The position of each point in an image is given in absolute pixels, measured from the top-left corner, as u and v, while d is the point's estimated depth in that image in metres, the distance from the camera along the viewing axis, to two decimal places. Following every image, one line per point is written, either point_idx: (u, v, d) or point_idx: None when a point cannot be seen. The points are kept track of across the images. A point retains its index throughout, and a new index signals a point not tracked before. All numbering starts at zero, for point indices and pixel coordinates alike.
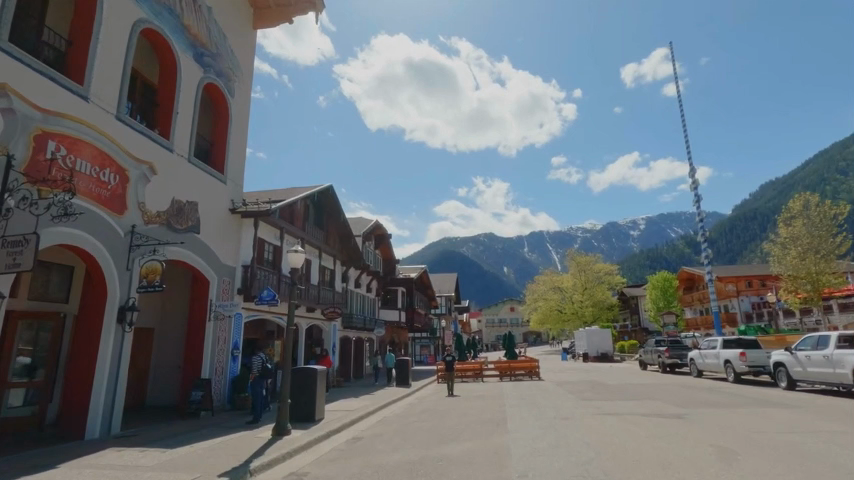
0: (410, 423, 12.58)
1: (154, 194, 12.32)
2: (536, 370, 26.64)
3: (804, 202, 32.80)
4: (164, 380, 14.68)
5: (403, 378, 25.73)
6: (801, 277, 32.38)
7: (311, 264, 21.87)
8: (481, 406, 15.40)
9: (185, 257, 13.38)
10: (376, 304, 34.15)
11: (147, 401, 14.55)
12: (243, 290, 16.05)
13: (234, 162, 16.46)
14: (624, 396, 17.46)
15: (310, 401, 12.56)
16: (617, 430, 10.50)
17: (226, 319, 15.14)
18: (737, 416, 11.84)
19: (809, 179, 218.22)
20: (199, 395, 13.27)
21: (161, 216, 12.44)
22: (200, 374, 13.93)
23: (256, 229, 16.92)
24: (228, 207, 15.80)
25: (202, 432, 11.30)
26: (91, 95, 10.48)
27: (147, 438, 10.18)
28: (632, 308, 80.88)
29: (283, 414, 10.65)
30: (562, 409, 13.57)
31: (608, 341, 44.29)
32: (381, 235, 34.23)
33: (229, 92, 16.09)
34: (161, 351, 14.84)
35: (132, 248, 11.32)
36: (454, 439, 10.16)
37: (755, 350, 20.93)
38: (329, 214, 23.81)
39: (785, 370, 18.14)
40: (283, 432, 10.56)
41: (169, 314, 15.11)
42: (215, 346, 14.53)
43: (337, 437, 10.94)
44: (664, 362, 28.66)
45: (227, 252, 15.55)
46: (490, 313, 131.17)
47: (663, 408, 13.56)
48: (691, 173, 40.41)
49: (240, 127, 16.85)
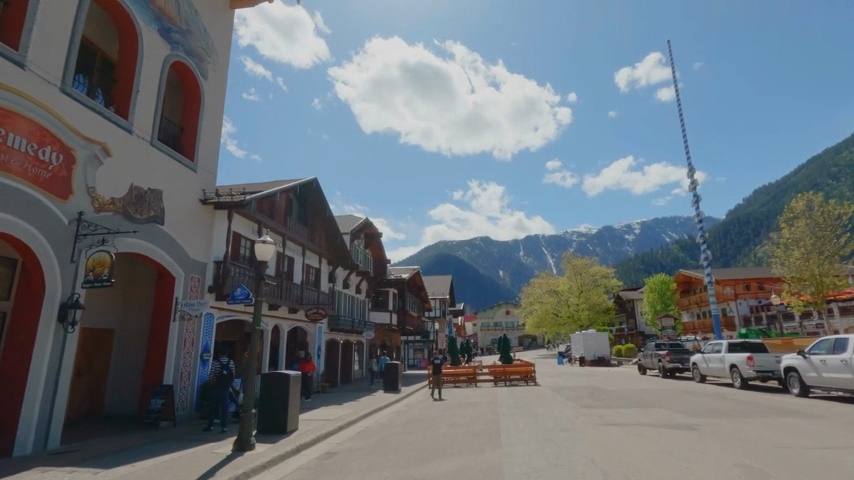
0: (392, 435, 11.31)
1: (107, 179, 11.02)
2: (533, 375, 25.38)
3: (807, 202, 31.88)
4: (123, 387, 13.31)
5: (392, 384, 24.36)
6: (804, 279, 31.35)
7: (293, 261, 20.62)
8: (473, 414, 14.17)
9: (145, 249, 12.05)
10: (365, 306, 32.80)
11: (105, 411, 13.16)
12: (214, 288, 14.73)
13: (207, 150, 15.16)
14: (626, 403, 16.22)
15: (282, 408, 11.24)
16: (624, 445, 9.30)
17: (195, 319, 13.81)
18: (754, 428, 10.63)
19: (802, 183, 219.03)
20: (159, 403, 11.99)
21: (117, 204, 11.17)
22: (163, 381, 12.60)
23: (230, 223, 15.60)
24: (199, 197, 14.49)
25: (155, 445, 10.00)
26: (28, 62, 9.24)
27: (89, 455, 8.89)
28: (629, 311, 79.95)
29: (246, 426, 9.32)
30: (561, 419, 12.38)
31: (604, 344, 43.15)
32: (371, 234, 33.05)
33: (201, 73, 14.82)
34: (121, 355, 13.48)
35: (78, 238, 10.03)
36: (440, 455, 8.94)
37: (763, 354, 19.77)
38: (314, 208, 22.53)
39: (796, 376, 16.99)
40: (246, 447, 9.23)
41: (130, 313, 13.78)
42: (181, 349, 13.21)
43: (308, 453, 9.65)
44: (665, 367, 27.49)
45: (197, 246, 14.24)
46: (485, 317, 129.95)
47: (672, 418, 12.39)
48: (690, 173, 39.44)
49: (214, 112, 15.56)
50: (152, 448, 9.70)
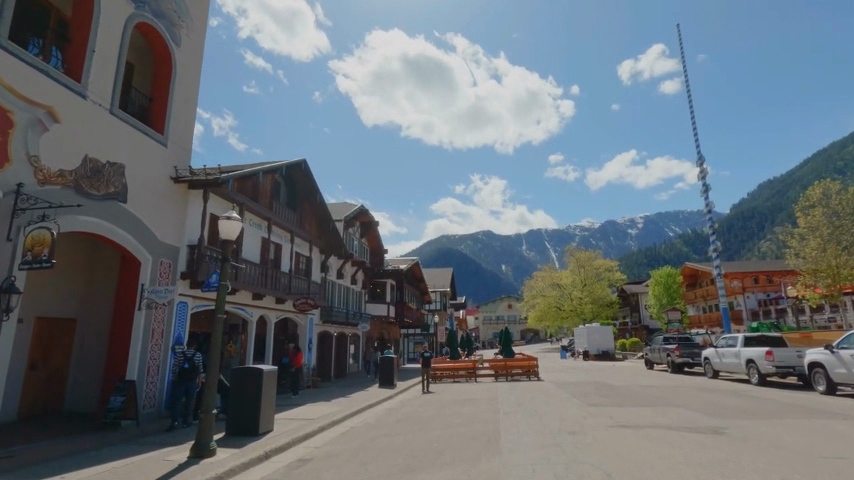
0: (377, 438, 10.03)
1: (54, 148, 9.72)
2: (535, 370, 24.16)
3: (824, 190, 30.42)
4: (87, 382, 12.10)
5: (388, 377, 23.18)
6: (820, 271, 29.68)
7: (280, 249, 19.29)
8: (471, 413, 12.98)
9: (102, 229, 10.74)
10: (361, 297, 31.60)
11: (66, 407, 11.98)
12: (188, 274, 13.43)
13: (180, 123, 13.80)
14: (636, 400, 15.00)
15: (252, 410, 9.97)
16: (643, 453, 7.99)
17: (165, 307, 12.54)
18: (790, 433, 9.27)
19: (807, 177, 216.63)
20: (119, 401, 10.74)
21: (66, 177, 9.89)
22: (126, 376, 11.34)
23: (206, 204, 14.28)
24: (170, 174, 13.18)
25: (104, 452, 8.74)
26: None
27: (18, 464, 7.66)
28: (632, 305, 78.53)
29: (206, 430, 8.06)
30: (568, 419, 11.13)
31: (608, 338, 41.86)
32: (367, 223, 31.75)
33: (173, 38, 13.46)
34: (85, 345, 12.29)
35: (15, 213, 8.75)
36: (430, 464, 7.66)
37: (783, 348, 18.29)
38: (303, 192, 21.23)
39: (823, 372, 15.65)
40: (204, 453, 7.98)
41: (93, 300, 12.54)
42: (149, 342, 11.93)
43: (278, 460, 8.42)
44: (674, 362, 26.17)
45: (167, 229, 12.95)
46: (488, 311, 128.82)
47: (693, 419, 11.09)
48: (699, 162, 37.88)
49: (189, 81, 14.22)
50: (102, 455, 8.51)
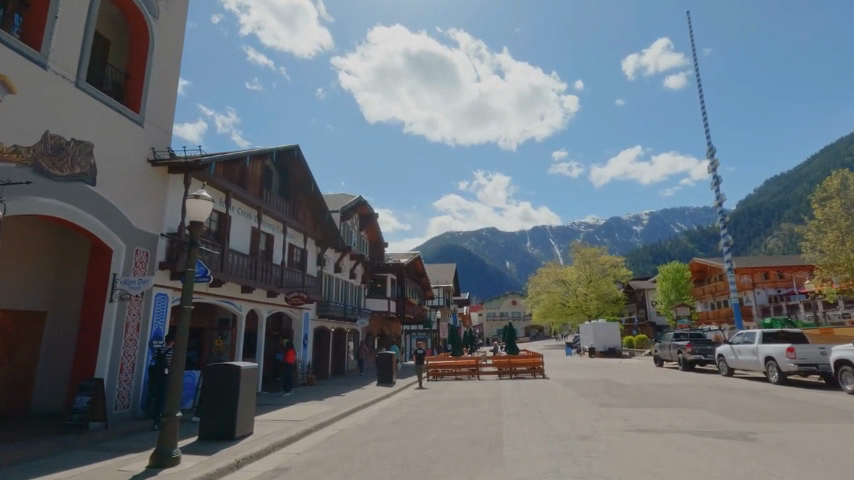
0: (367, 444, 9.05)
1: (8, 121, 8.75)
2: (539, 367, 23.16)
3: (842, 180, 29.00)
4: (54, 380, 11.15)
5: (387, 376, 22.17)
6: (838, 265, 28.28)
7: (272, 240, 18.35)
8: (472, 414, 12.03)
9: (63, 212, 9.78)
10: (361, 292, 30.64)
11: (33, 406, 11.09)
12: (167, 264, 12.51)
13: (158, 101, 12.82)
14: (651, 401, 13.93)
15: (229, 412, 9.01)
16: (666, 462, 6.97)
17: (141, 299, 11.59)
18: (832, 439, 8.19)
19: (815, 172, 213.54)
20: (84, 401, 9.78)
21: (22, 153, 8.96)
22: (95, 373, 10.41)
23: (187, 189, 13.34)
24: (147, 156, 12.21)
25: (57, 457, 7.82)
26: None
27: None
28: (638, 301, 77.20)
29: (168, 436, 7.09)
30: (578, 422, 10.15)
31: (615, 335, 40.73)
32: (366, 215, 30.77)
33: (149, 10, 12.52)
34: (54, 340, 11.36)
35: None
36: (422, 476, 6.64)
37: (805, 345, 17.14)
38: (296, 181, 20.32)
39: (851, 370, 14.53)
40: (166, 462, 7.01)
41: (62, 292, 11.57)
42: (122, 336, 11.01)
43: (252, 469, 7.47)
44: (685, 360, 25.01)
45: (143, 215, 11.98)
46: (490, 308, 127.88)
47: (716, 422, 10.03)
48: (710, 152, 36.60)
49: (168, 56, 13.23)
50: (54, 462, 7.59)
